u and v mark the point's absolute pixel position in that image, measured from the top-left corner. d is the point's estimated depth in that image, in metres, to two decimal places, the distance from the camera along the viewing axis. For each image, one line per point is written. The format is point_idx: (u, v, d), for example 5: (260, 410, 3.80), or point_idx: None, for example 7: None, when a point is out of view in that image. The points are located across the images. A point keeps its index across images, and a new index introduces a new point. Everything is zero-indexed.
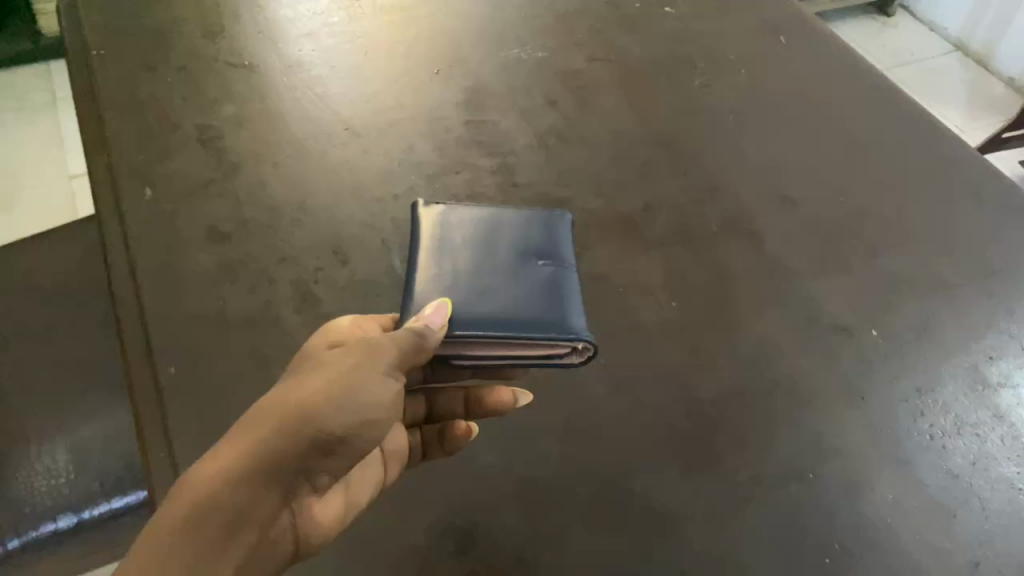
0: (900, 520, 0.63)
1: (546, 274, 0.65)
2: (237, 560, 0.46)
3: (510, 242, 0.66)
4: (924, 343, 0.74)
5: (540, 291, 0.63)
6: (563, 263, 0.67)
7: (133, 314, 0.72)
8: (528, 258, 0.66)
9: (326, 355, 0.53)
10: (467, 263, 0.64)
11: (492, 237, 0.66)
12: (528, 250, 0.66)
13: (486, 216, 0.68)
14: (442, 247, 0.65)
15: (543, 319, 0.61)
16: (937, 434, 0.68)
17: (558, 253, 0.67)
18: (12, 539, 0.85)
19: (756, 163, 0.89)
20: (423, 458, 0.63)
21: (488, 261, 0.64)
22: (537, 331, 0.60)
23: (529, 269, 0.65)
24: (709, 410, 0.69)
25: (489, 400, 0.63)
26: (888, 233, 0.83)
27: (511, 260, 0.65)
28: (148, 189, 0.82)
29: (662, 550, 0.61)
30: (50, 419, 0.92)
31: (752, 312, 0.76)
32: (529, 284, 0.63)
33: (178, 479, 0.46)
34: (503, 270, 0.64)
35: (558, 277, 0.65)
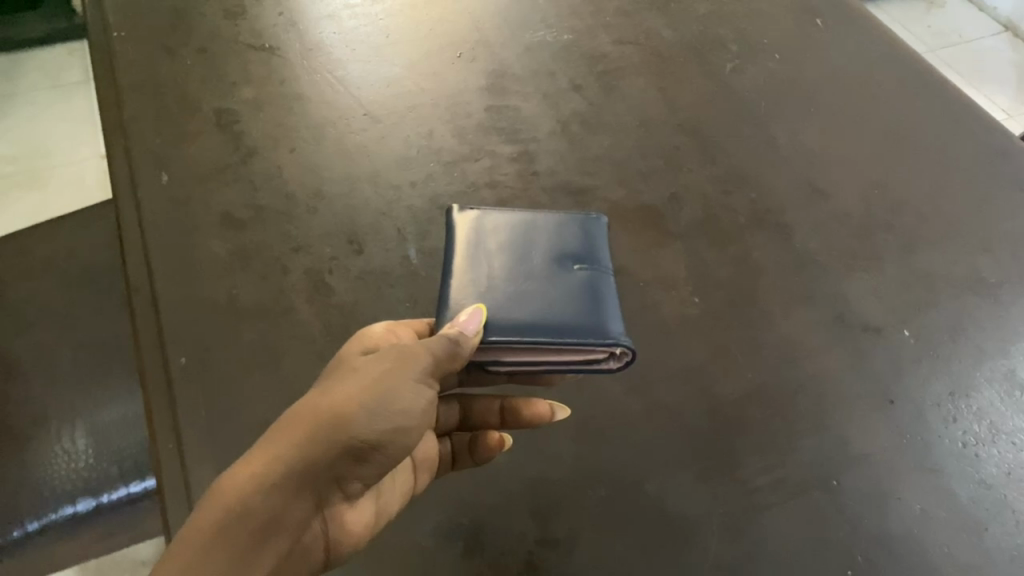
0: (927, 532, 0.61)
1: (583, 278, 0.62)
2: (272, 565, 0.47)
3: (545, 246, 0.64)
4: (959, 346, 0.71)
5: (576, 295, 0.61)
6: (602, 266, 0.64)
7: (146, 302, 0.71)
8: (564, 261, 0.63)
9: (359, 361, 0.52)
10: (501, 269, 0.62)
11: (527, 241, 0.64)
12: (563, 254, 0.64)
13: (522, 218, 0.65)
14: (476, 253, 0.63)
15: (577, 322, 0.59)
16: (970, 442, 0.65)
17: (596, 257, 0.64)
18: (31, 522, 0.85)
19: (787, 153, 0.86)
20: (452, 467, 0.62)
21: (522, 266, 0.62)
22: (573, 337, 0.58)
23: (564, 275, 0.62)
24: (729, 412, 0.66)
25: (526, 412, 0.62)
26: (924, 227, 0.79)
27: (547, 265, 0.63)
28: (164, 173, 0.80)
29: (676, 557, 0.59)
30: (70, 401, 0.92)
31: (778, 309, 0.73)
32: (566, 289, 0.61)
33: (213, 483, 0.47)
34: (538, 275, 0.62)
35: (596, 281, 0.62)
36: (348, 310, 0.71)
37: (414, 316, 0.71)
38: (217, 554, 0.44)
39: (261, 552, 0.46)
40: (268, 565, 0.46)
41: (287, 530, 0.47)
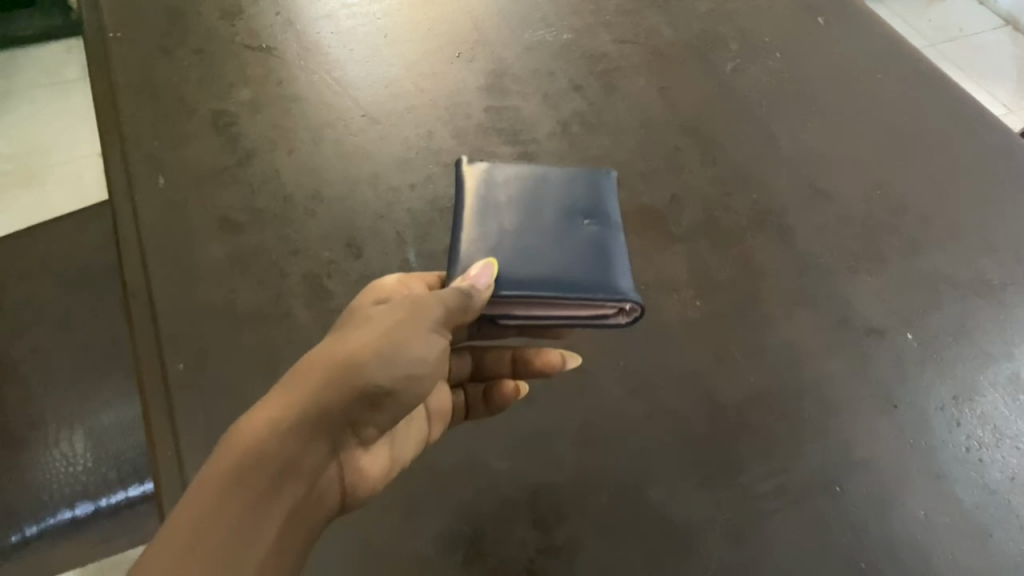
0: (931, 538, 0.60)
1: (591, 234, 0.63)
2: (291, 509, 0.46)
3: (553, 205, 0.64)
4: (963, 349, 0.70)
5: (584, 250, 0.61)
6: (610, 222, 0.64)
7: (144, 306, 0.71)
8: (573, 219, 0.64)
9: (372, 310, 0.52)
10: (511, 223, 0.63)
11: (537, 196, 0.65)
12: (572, 209, 0.65)
13: (531, 174, 0.66)
14: (487, 208, 0.64)
15: (585, 275, 0.59)
16: (974, 447, 0.65)
17: (605, 216, 0.65)
18: (30, 526, 0.84)
19: (789, 154, 0.85)
20: (466, 416, 0.64)
21: (532, 224, 0.63)
22: (584, 292, 0.58)
23: (574, 229, 0.63)
24: (732, 416, 0.66)
25: (538, 361, 0.64)
26: (927, 229, 0.79)
27: (556, 224, 0.63)
28: (162, 176, 0.80)
29: (678, 563, 0.58)
30: (68, 404, 0.91)
31: (781, 311, 0.73)
32: (574, 245, 0.61)
33: (231, 427, 0.46)
34: (548, 232, 0.62)
35: (605, 236, 0.63)
36: None
37: None
38: (235, 496, 0.43)
39: (280, 495, 0.45)
40: (286, 507, 0.46)
41: (304, 475, 0.47)
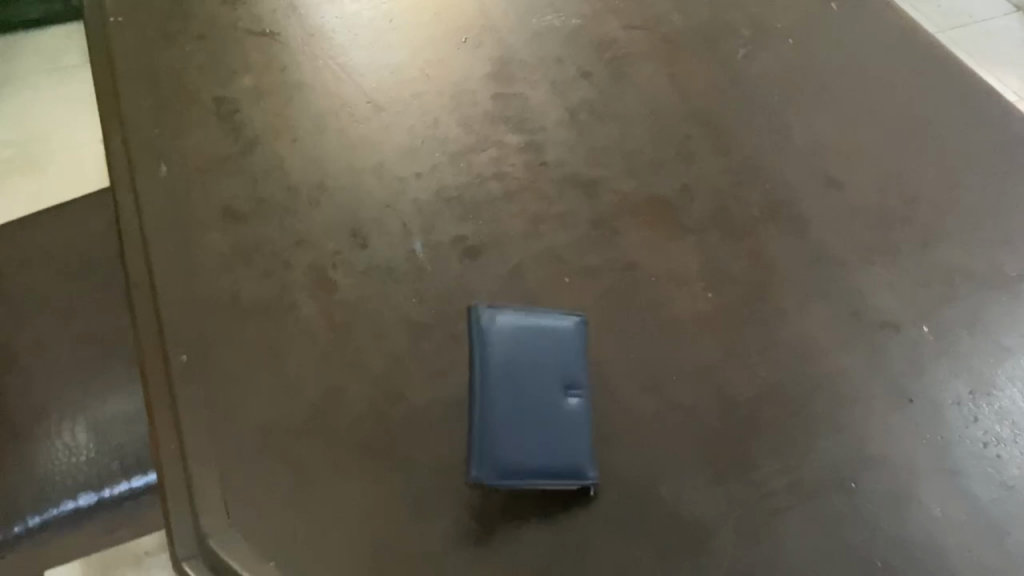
0: (947, 535, 0.59)
1: (559, 398, 0.61)
2: None
3: (526, 347, 0.62)
4: (980, 343, 0.69)
5: (551, 422, 0.60)
6: (575, 370, 0.63)
7: (146, 299, 0.70)
8: (545, 374, 0.61)
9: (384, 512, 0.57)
10: (504, 389, 0.59)
11: (530, 376, 0.61)
12: (555, 375, 0.62)
13: (525, 348, 0.61)
14: (486, 400, 0.59)
15: (551, 462, 0.58)
16: (991, 442, 0.64)
17: (569, 355, 0.63)
18: (33, 516, 0.85)
19: (802, 143, 0.83)
20: None
21: (504, 380, 0.60)
22: (576, 470, 0.59)
23: (549, 374, 0.62)
24: (744, 412, 0.65)
25: None
26: (942, 221, 0.77)
27: (528, 371, 0.61)
28: (164, 165, 0.78)
29: (689, 562, 0.57)
30: (71, 395, 0.91)
31: (794, 304, 0.71)
32: (548, 417, 0.60)
33: None
34: (522, 395, 0.60)
35: (573, 404, 0.61)
36: (353, 306, 0.69)
37: (420, 313, 0.69)
38: None
39: None
40: None
41: None
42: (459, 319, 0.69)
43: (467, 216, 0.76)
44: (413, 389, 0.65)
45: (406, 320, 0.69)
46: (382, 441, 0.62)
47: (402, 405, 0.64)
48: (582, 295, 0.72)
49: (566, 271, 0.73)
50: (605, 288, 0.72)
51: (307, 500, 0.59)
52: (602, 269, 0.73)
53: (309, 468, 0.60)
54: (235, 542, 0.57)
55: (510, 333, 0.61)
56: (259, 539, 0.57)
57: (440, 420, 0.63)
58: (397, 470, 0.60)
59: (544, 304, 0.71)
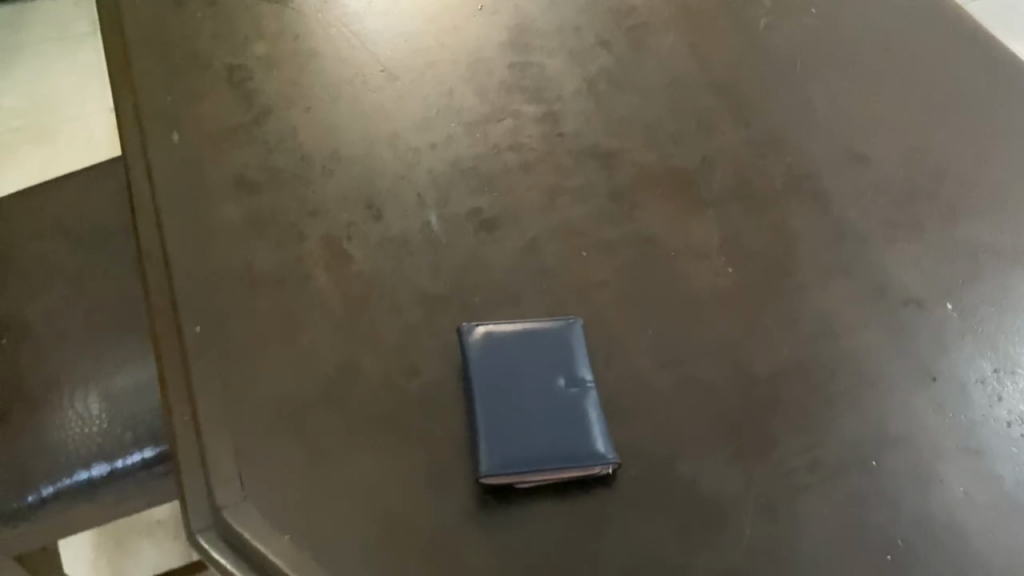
0: (969, 515, 0.58)
1: (564, 390, 0.61)
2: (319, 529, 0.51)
3: (519, 349, 0.63)
4: (1005, 321, 0.68)
5: (557, 414, 0.60)
6: (577, 365, 0.63)
7: (159, 269, 0.69)
8: (543, 369, 0.62)
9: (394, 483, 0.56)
10: (503, 389, 0.61)
11: (527, 371, 0.62)
12: (555, 366, 0.62)
13: (517, 347, 0.63)
14: (486, 401, 0.60)
15: (563, 449, 0.58)
16: (1015, 422, 0.63)
17: (569, 352, 0.63)
18: (46, 486, 0.85)
19: (824, 116, 0.82)
20: None
21: (501, 380, 0.61)
22: (588, 452, 0.58)
23: (548, 368, 0.62)
24: (764, 388, 0.64)
25: None
26: (968, 196, 0.76)
27: (524, 368, 0.62)
28: (175, 133, 0.77)
29: (709, 540, 0.57)
30: (83, 365, 0.90)
31: (816, 280, 0.70)
32: (550, 409, 0.60)
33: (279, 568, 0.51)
34: (521, 392, 0.61)
35: (581, 395, 0.61)
36: (367, 279, 0.68)
37: (435, 287, 0.68)
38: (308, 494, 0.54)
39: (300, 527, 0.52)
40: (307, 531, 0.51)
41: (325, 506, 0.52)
42: (474, 293, 0.68)
43: (483, 188, 0.75)
44: (428, 362, 0.64)
45: (421, 293, 0.68)
46: (398, 415, 0.61)
47: (417, 378, 0.63)
48: (600, 269, 0.70)
49: (583, 245, 0.72)
50: (624, 263, 0.71)
51: (321, 474, 0.58)
52: (620, 243, 0.72)
53: (323, 442, 0.60)
54: (249, 514, 0.57)
55: (502, 335, 0.63)
56: (273, 512, 0.57)
57: (455, 395, 0.62)
58: (412, 445, 0.60)
59: (562, 278, 0.70)
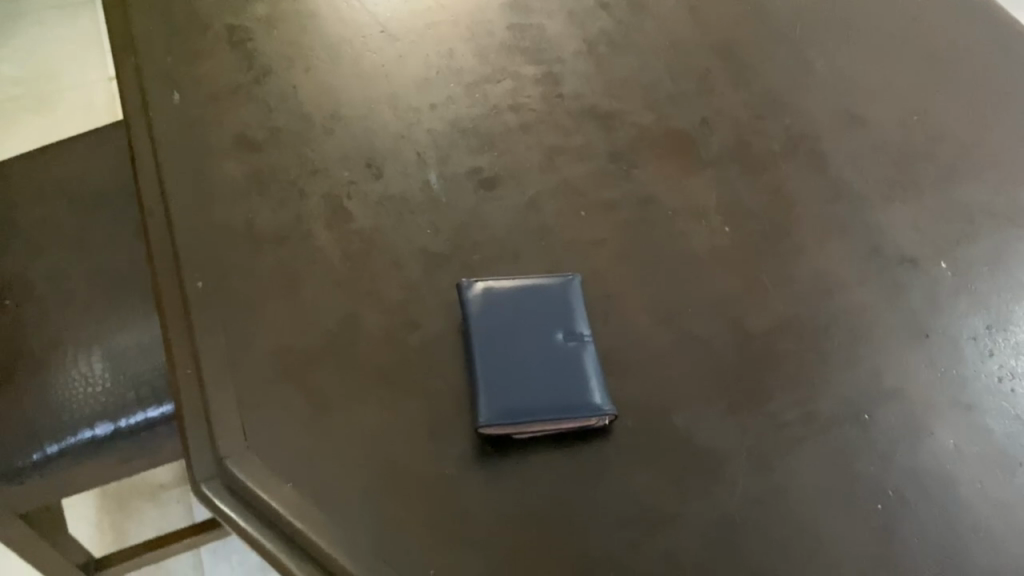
0: (959, 466, 0.60)
1: (562, 344, 0.62)
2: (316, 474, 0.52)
3: (518, 304, 0.63)
4: (998, 280, 0.69)
5: (555, 367, 0.61)
6: (576, 320, 0.64)
7: (161, 226, 0.69)
8: (542, 324, 0.63)
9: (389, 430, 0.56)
10: (501, 343, 0.61)
11: (526, 325, 0.62)
12: (553, 321, 0.63)
13: (516, 302, 0.64)
14: (486, 354, 0.61)
15: (562, 401, 0.59)
16: (1006, 376, 0.64)
17: (568, 307, 0.64)
18: (51, 444, 0.86)
19: (823, 78, 0.82)
20: None
21: (500, 335, 0.62)
22: (586, 403, 0.59)
23: (546, 323, 0.63)
24: (760, 345, 0.65)
25: None
26: (965, 157, 0.76)
27: (523, 323, 0.63)
28: (176, 93, 0.77)
29: (703, 489, 0.58)
30: (86, 326, 0.91)
31: (812, 239, 0.71)
32: (549, 361, 0.61)
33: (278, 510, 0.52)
34: (519, 346, 0.61)
35: (579, 348, 0.62)
36: (368, 236, 0.69)
37: (436, 244, 0.69)
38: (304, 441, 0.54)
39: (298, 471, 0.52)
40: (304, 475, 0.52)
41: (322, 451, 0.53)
42: (474, 250, 0.69)
43: (482, 148, 0.75)
44: (429, 318, 0.65)
45: (422, 250, 0.69)
46: (398, 368, 0.62)
47: (417, 333, 0.64)
48: (598, 228, 0.71)
49: (583, 204, 0.72)
50: (622, 222, 0.72)
51: (324, 424, 0.59)
52: (619, 202, 0.73)
53: (325, 394, 0.61)
54: (253, 463, 0.58)
55: (500, 290, 0.64)
56: (276, 461, 0.58)
57: (455, 349, 0.63)
58: (413, 397, 0.61)
59: (561, 236, 0.70)
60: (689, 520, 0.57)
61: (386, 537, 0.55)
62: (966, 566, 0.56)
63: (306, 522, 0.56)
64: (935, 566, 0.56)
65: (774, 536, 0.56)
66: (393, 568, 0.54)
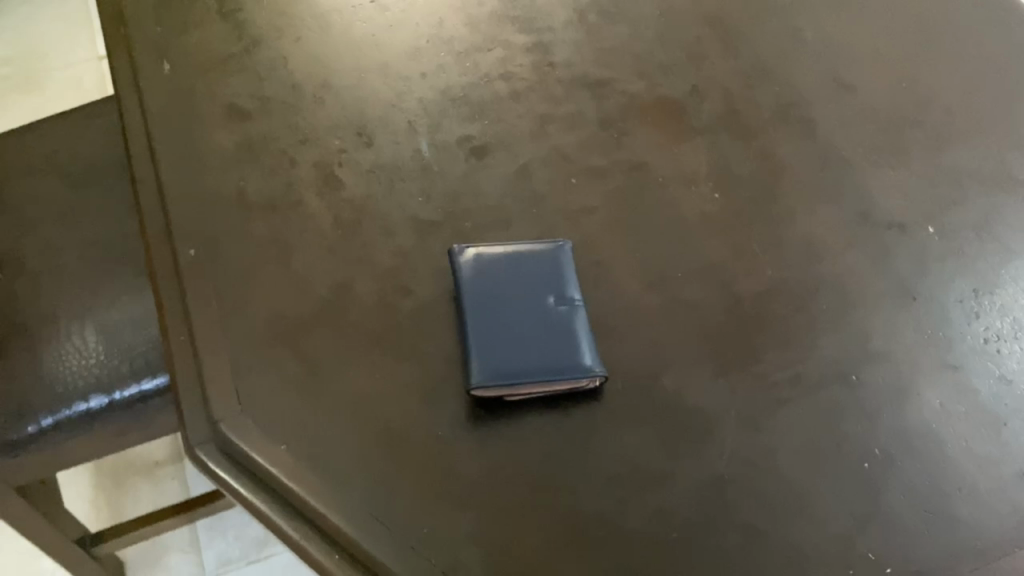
0: (945, 425, 0.60)
1: (553, 308, 0.62)
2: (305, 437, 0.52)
3: (509, 269, 0.64)
4: (984, 244, 0.70)
5: (546, 330, 0.61)
6: (566, 284, 0.64)
7: (153, 194, 0.69)
8: (533, 288, 0.63)
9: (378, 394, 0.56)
10: (493, 307, 0.62)
11: (517, 290, 0.63)
12: (544, 286, 0.64)
13: (508, 267, 0.64)
14: (478, 318, 0.61)
15: (552, 363, 0.59)
16: (992, 338, 0.65)
17: (559, 272, 0.65)
18: (46, 417, 0.87)
19: (813, 46, 0.82)
20: None
21: (492, 299, 0.62)
22: (577, 364, 0.60)
23: (537, 287, 0.63)
24: (750, 309, 0.65)
25: None
26: (954, 123, 0.77)
27: (514, 287, 0.63)
28: (166, 63, 0.77)
29: (692, 448, 0.59)
30: (79, 299, 0.91)
31: (801, 205, 0.71)
32: (540, 325, 0.61)
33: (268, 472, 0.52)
34: (511, 310, 0.62)
35: (570, 312, 0.62)
36: (359, 204, 0.69)
37: (427, 212, 0.69)
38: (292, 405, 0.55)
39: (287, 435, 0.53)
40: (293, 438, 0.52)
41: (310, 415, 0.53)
42: (466, 217, 0.69)
43: (473, 116, 0.75)
44: (421, 283, 0.65)
45: (413, 217, 0.69)
46: (391, 333, 0.63)
47: (409, 299, 0.64)
48: (589, 195, 0.71)
49: (573, 171, 0.73)
50: (613, 189, 0.72)
51: (316, 389, 0.60)
52: (610, 169, 0.73)
53: (318, 359, 0.61)
54: (247, 427, 0.58)
55: (491, 256, 0.64)
56: (270, 425, 0.59)
57: (447, 314, 0.64)
58: (405, 361, 0.61)
59: (552, 203, 0.71)
60: (679, 479, 0.57)
61: (380, 497, 0.56)
62: (951, 521, 0.57)
63: (301, 484, 0.56)
64: (921, 522, 0.56)
65: (763, 494, 0.57)
66: (387, 527, 0.55)
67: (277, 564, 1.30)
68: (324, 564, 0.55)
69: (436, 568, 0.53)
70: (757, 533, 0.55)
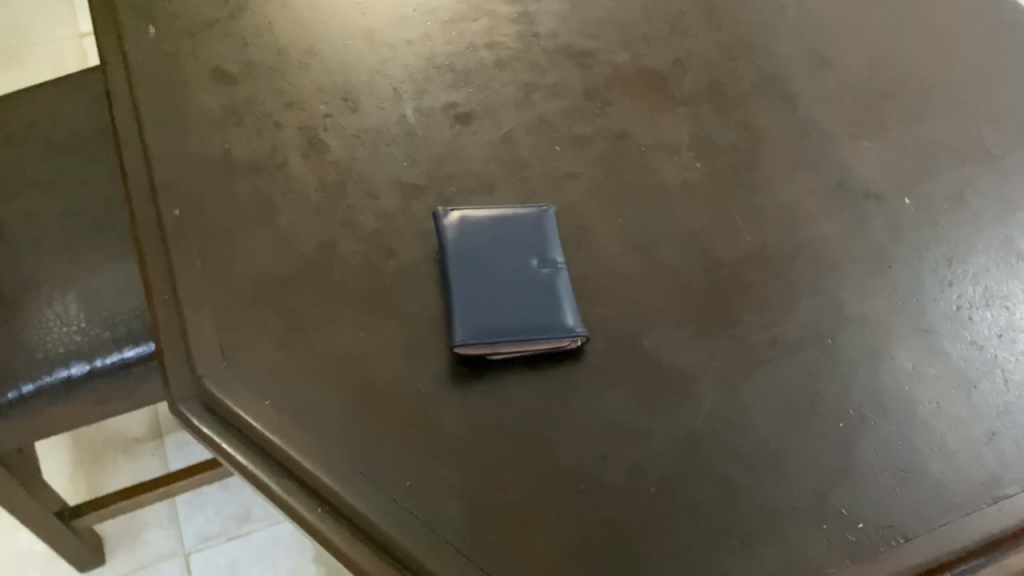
0: (917, 387, 0.62)
1: (536, 270, 0.63)
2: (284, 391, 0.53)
3: (492, 232, 0.65)
4: (958, 214, 0.71)
5: (529, 290, 0.62)
6: (549, 247, 0.65)
7: (136, 155, 0.69)
8: (516, 251, 0.64)
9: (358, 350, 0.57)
10: (477, 268, 0.62)
11: (501, 252, 0.64)
12: (528, 249, 0.64)
13: (491, 230, 0.65)
14: (462, 279, 0.62)
15: (534, 322, 0.60)
16: (964, 305, 0.66)
17: (543, 235, 0.65)
18: (27, 384, 0.87)
19: (794, 21, 0.83)
20: None
21: (475, 261, 0.63)
22: (560, 325, 0.60)
23: (521, 250, 0.64)
24: (728, 273, 0.67)
25: None
26: (931, 97, 0.78)
27: (498, 250, 0.64)
28: (151, 27, 0.77)
29: (673, 407, 0.60)
30: (61, 266, 0.91)
31: (780, 174, 0.72)
32: (523, 286, 0.62)
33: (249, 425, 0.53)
34: (494, 272, 0.62)
35: (553, 274, 0.63)
36: (344, 167, 0.70)
37: (411, 176, 0.70)
38: None
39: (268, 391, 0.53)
40: None
41: None
42: (450, 182, 0.70)
43: (458, 84, 0.76)
44: (404, 245, 0.66)
45: (398, 181, 0.69)
46: (375, 292, 0.63)
47: (393, 260, 0.65)
48: (573, 161, 0.72)
49: (557, 139, 0.73)
50: (596, 157, 0.73)
51: (300, 346, 0.60)
52: (593, 137, 0.74)
53: (303, 317, 0.62)
54: (230, 381, 0.59)
55: (475, 219, 0.65)
56: (253, 381, 0.59)
57: (431, 275, 0.64)
58: (389, 320, 0.62)
59: (534, 169, 0.71)
60: (658, 436, 0.58)
61: (362, 451, 0.56)
62: (923, 478, 0.58)
63: (284, 437, 0.57)
64: (893, 479, 0.58)
65: (740, 450, 0.58)
66: (369, 480, 0.55)
67: (256, 540, 1.30)
68: (306, 516, 0.56)
69: (418, 520, 0.54)
70: (732, 487, 0.57)
